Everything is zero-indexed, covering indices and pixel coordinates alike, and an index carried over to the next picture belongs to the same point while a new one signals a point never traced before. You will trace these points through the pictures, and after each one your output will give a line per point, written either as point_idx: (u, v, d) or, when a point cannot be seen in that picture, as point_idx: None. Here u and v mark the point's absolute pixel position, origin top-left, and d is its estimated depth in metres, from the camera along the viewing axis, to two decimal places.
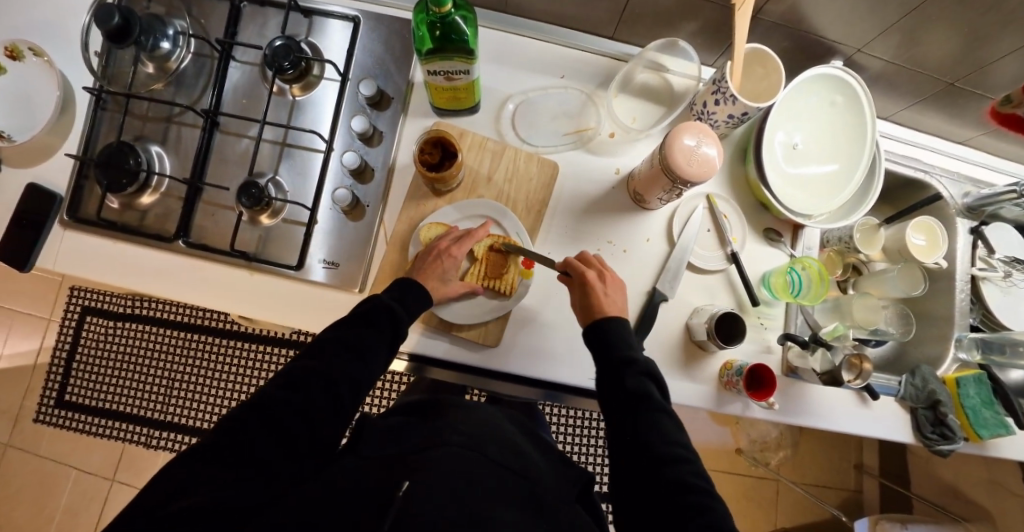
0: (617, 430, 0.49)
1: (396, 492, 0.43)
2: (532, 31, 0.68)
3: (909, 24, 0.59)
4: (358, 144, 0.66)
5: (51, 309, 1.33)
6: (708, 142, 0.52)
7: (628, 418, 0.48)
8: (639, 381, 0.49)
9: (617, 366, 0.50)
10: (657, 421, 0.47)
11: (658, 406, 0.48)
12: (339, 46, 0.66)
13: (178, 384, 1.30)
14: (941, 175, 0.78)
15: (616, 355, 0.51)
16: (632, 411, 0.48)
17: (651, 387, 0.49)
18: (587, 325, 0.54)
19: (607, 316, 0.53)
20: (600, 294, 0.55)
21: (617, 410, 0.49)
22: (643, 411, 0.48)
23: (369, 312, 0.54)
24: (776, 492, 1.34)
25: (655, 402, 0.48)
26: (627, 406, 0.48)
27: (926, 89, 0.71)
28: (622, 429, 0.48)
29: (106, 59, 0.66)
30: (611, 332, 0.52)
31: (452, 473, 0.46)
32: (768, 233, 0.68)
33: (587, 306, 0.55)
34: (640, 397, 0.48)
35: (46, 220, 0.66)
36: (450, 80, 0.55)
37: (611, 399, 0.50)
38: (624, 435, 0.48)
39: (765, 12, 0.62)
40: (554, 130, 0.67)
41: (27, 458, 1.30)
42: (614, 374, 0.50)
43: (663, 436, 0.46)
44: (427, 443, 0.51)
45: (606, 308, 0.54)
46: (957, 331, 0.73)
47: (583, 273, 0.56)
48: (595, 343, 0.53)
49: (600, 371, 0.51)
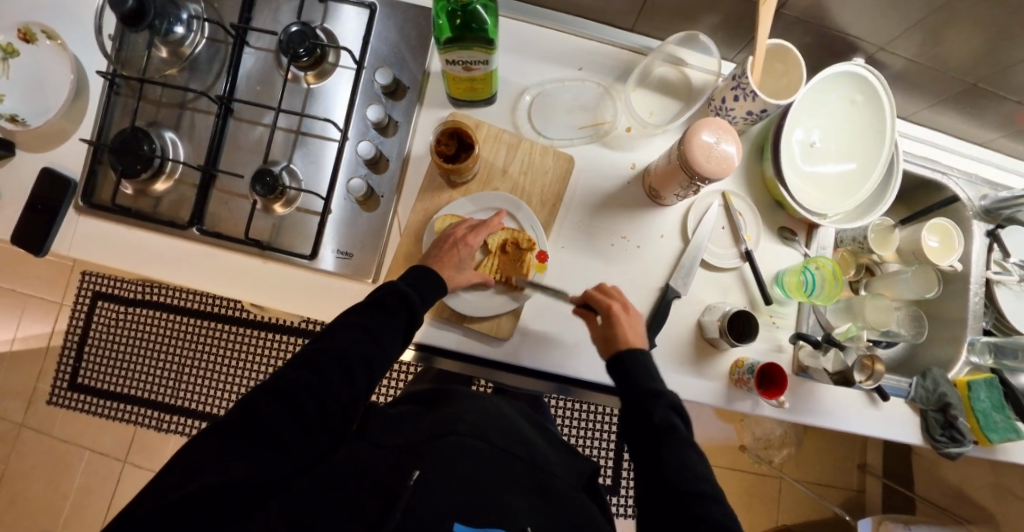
0: (644, 464, 0.48)
1: (406, 481, 0.42)
2: (549, 22, 0.67)
3: (933, 23, 0.58)
4: (372, 134, 0.65)
5: (62, 293, 1.35)
6: (727, 139, 0.52)
7: (655, 453, 0.47)
8: (667, 414, 0.48)
9: (644, 398, 0.49)
10: (684, 454, 0.47)
11: (684, 438, 0.47)
12: (354, 33, 0.65)
13: (187, 370, 1.31)
14: (958, 176, 0.77)
15: (641, 386, 0.50)
16: (657, 444, 0.47)
17: (677, 420, 0.48)
18: (610, 357, 0.53)
19: (630, 348, 0.53)
20: (624, 325, 0.54)
21: (643, 443, 0.48)
22: (668, 444, 0.47)
23: (382, 297, 0.54)
24: (778, 489, 1.35)
25: (682, 435, 0.48)
26: (653, 439, 0.48)
27: (947, 89, 0.70)
28: (647, 463, 0.48)
29: (120, 43, 0.66)
30: (635, 363, 0.51)
31: (456, 463, 0.46)
32: (783, 232, 0.68)
33: (608, 338, 0.55)
34: (666, 431, 0.47)
35: (62, 204, 0.66)
36: (468, 71, 0.55)
37: (636, 432, 0.49)
38: (650, 469, 0.47)
39: (788, 7, 0.61)
40: (569, 123, 0.67)
41: (40, 439, 1.32)
42: (641, 406, 0.49)
43: (692, 472, 0.46)
44: (436, 432, 0.50)
45: (629, 339, 0.54)
46: (970, 334, 0.72)
47: (607, 305, 0.56)
48: (618, 375, 0.52)
49: (625, 403, 0.51)
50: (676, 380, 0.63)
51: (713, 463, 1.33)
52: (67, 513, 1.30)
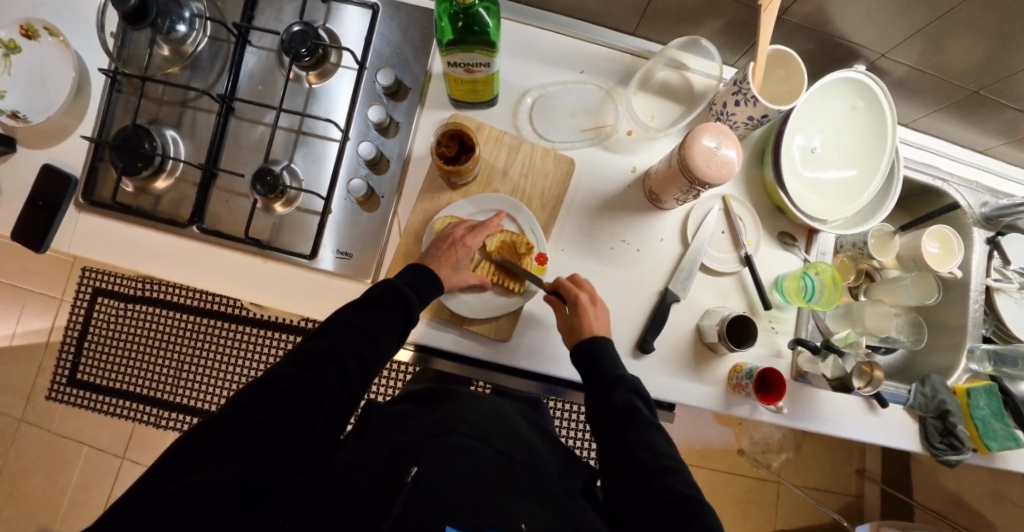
0: (608, 445, 0.50)
1: (405, 479, 0.43)
2: (551, 25, 0.67)
3: (935, 31, 0.58)
4: (373, 134, 0.65)
5: (62, 289, 1.35)
6: (728, 144, 0.51)
7: (618, 434, 0.49)
8: (628, 398, 0.50)
9: (606, 383, 0.51)
10: (645, 435, 0.48)
11: (646, 420, 0.49)
12: (356, 33, 0.66)
13: (186, 367, 1.31)
14: (959, 183, 0.77)
15: (603, 372, 0.52)
16: (620, 427, 0.49)
17: (638, 402, 0.50)
18: (574, 346, 0.55)
19: (593, 337, 0.54)
20: (589, 316, 0.55)
21: (606, 427, 0.50)
22: (631, 426, 0.49)
23: (378, 295, 0.54)
24: (776, 494, 1.35)
25: (644, 417, 0.49)
26: (616, 422, 0.50)
27: (948, 97, 0.70)
28: (611, 442, 0.50)
29: (121, 40, 0.66)
30: (598, 350, 0.53)
31: (454, 462, 0.46)
32: (783, 237, 0.68)
33: (572, 327, 0.56)
34: (628, 413, 0.49)
35: (62, 201, 0.66)
36: (470, 73, 0.55)
37: (600, 416, 0.52)
38: (615, 449, 0.49)
39: (790, 13, 0.61)
40: (571, 126, 0.67)
41: (39, 434, 1.32)
42: (603, 391, 0.51)
43: (651, 449, 0.48)
44: (435, 430, 0.50)
45: (593, 329, 0.55)
46: (969, 341, 0.72)
47: (575, 295, 0.56)
48: (582, 362, 0.54)
49: (589, 388, 0.53)
50: (674, 383, 0.63)
51: (711, 467, 1.32)
52: (65, 508, 1.30)
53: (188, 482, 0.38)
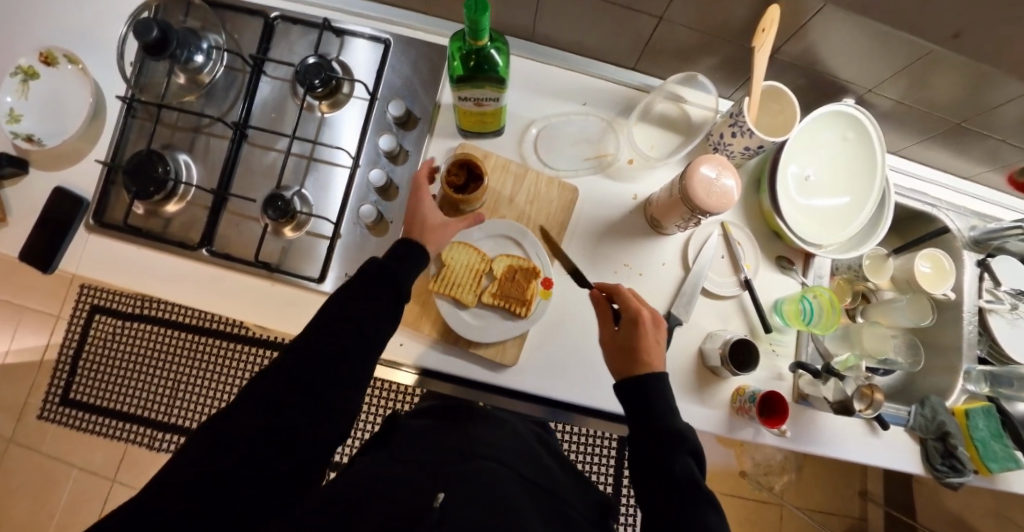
0: (658, 519, 0.44)
1: (432, 502, 0.41)
2: (553, 60, 0.71)
3: (917, 70, 0.62)
4: (383, 162, 0.67)
5: (60, 305, 1.35)
6: (727, 174, 0.54)
7: (671, 509, 0.43)
8: (686, 464, 0.44)
9: (665, 446, 0.45)
10: (703, 515, 0.42)
11: (705, 495, 0.43)
12: (367, 65, 0.68)
13: (183, 387, 1.30)
14: (948, 209, 0.80)
15: (660, 425, 0.46)
16: (676, 500, 0.43)
17: (696, 470, 0.45)
18: (625, 377, 0.49)
19: (651, 370, 0.49)
20: (648, 339, 0.50)
21: (658, 494, 0.44)
22: (691, 501, 0.43)
23: (376, 309, 0.51)
24: (779, 517, 1.33)
25: (704, 492, 0.43)
26: (671, 489, 0.44)
27: (933, 128, 0.74)
28: (662, 512, 0.44)
29: (140, 69, 0.69)
30: (656, 389, 0.48)
31: (473, 476, 0.47)
32: (781, 261, 0.70)
33: (628, 348, 0.51)
34: (688, 487, 0.43)
35: (73, 222, 0.67)
36: (479, 107, 0.57)
37: (653, 479, 0.45)
38: (664, 521, 0.43)
39: (781, 52, 0.64)
40: (574, 155, 0.69)
41: (28, 455, 1.30)
42: (660, 449, 0.45)
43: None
44: (460, 452, 0.51)
45: (652, 357, 0.50)
46: (965, 363, 0.74)
47: (636, 312, 0.52)
48: (632, 397, 0.48)
49: (642, 441, 0.47)
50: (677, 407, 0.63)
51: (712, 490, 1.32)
52: None
53: (183, 507, 0.38)
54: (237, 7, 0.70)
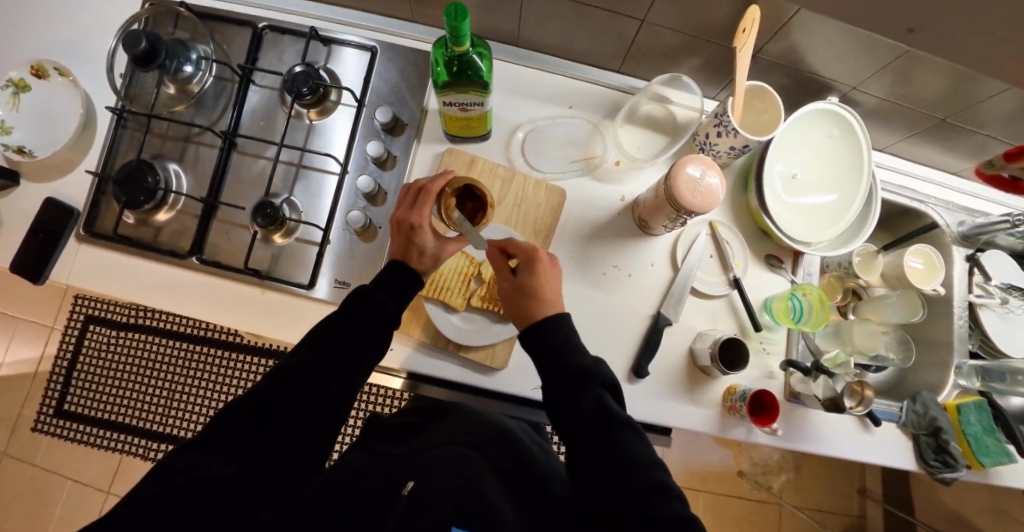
0: (580, 454, 0.46)
1: (400, 491, 0.44)
2: (539, 64, 0.71)
3: (899, 66, 0.62)
4: (371, 167, 0.67)
5: (53, 316, 1.35)
6: (712, 173, 0.54)
7: (592, 442, 0.45)
8: (594, 395, 0.47)
9: (574, 385, 0.48)
10: (621, 438, 0.45)
11: (619, 419, 0.46)
12: (355, 73, 0.69)
13: (177, 397, 1.29)
14: (936, 204, 0.80)
15: (564, 365, 0.49)
16: (594, 432, 0.45)
17: (608, 399, 0.47)
18: (529, 324, 0.52)
19: (551, 313, 0.51)
20: (547, 284, 0.53)
21: (577, 433, 0.46)
22: (609, 429, 0.45)
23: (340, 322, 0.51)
24: (778, 517, 1.33)
25: (617, 417, 0.46)
26: (589, 425, 0.46)
27: (919, 125, 0.74)
28: (584, 449, 0.46)
29: (130, 80, 0.69)
30: (556, 331, 0.50)
31: (454, 468, 0.47)
32: (769, 259, 0.70)
33: (529, 290, 0.53)
34: (600, 417, 0.46)
35: (63, 233, 0.67)
36: (464, 111, 0.58)
37: (570, 422, 0.47)
38: (589, 458, 0.45)
39: (765, 52, 0.65)
40: (561, 157, 0.70)
41: (23, 468, 1.30)
42: (567, 389, 0.48)
43: (628, 456, 0.44)
44: (435, 442, 0.51)
45: (549, 299, 0.53)
46: (956, 358, 0.74)
47: (533, 253, 0.54)
48: (533, 344, 0.51)
49: (552, 388, 0.49)
50: (667, 407, 0.63)
51: (711, 490, 1.32)
52: None
53: (172, 512, 0.38)
54: (225, 18, 0.70)
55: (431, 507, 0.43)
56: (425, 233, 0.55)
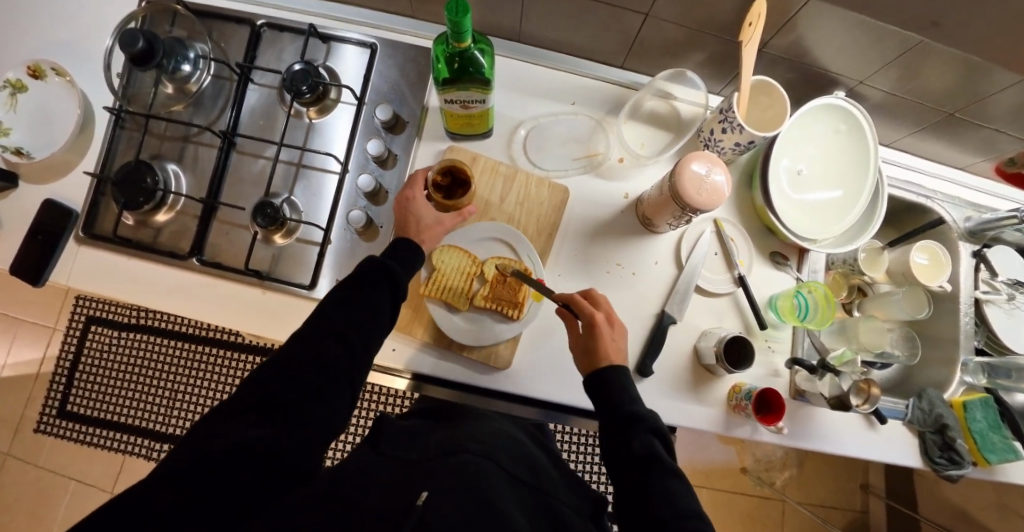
0: (628, 499, 0.46)
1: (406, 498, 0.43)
2: (541, 59, 0.70)
3: (907, 60, 0.61)
4: (372, 166, 0.67)
5: (55, 317, 1.35)
6: (717, 170, 0.53)
7: (638, 484, 0.45)
8: (646, 441, 0.46)
9: (625, 428, 0.47)
10: (667, 485, 0.44)
11: (667, 468, 0.45)
12: (355, 70, 0.68)
13: (180, 397, 1.29)
14: (942, 200, 0.80)
15: (619, 408, 0.49)
16: (641, 474, 0.45)
17: (659, 447, 0.46)
18: (589, 374, 0.52)
19: (611, 365, 0.51)
20: (605, 339, 0.52)
21: (626, 473, 0.46)
22: (653, 473, 0.45)
23: (339, 329, 0.49)
24: (781, 513, 1.33)
25: (666, 464, 0.45)
26: (636, 468, 0.46)
27: (925, 119, 0.73)
28: (630, 489, 0.46)
29: (127, 80, 0.68)
30: (617, 381, 0.50)
31: (460, 470, 0.46)
32: (774, 256, 0.69)
33: (592, 349, 0.53)
34: (648, 461, 0.45)
35: (62, 234, 0.67)
36: (465, 109, 0.57)
37: (618, 462, 0.47)
38: (633, 501, 0.45)
39: (770, 46, 0.64)
40: (563, 155, 0.69)
41: (27, 469, 1.30)
42: (621, 431, 0.47)
43: (675, 505, 0.43)
44: (443, 450, 0.50)
45: (610, 355, 0.52)
46: (962, 354, 0.73)
47: (590, 314, 0.53)
48: (596, 391, 0.51)
49: (606, 428, 0.49)
50: (672, 406, 0.63)
51: (714, 487, 1.32)
52: None
53: (171, 499, 0.37)
54: (223, 16, 0.69)
55: (441, 509, 0.40)
56: (417, 204, 0.59)
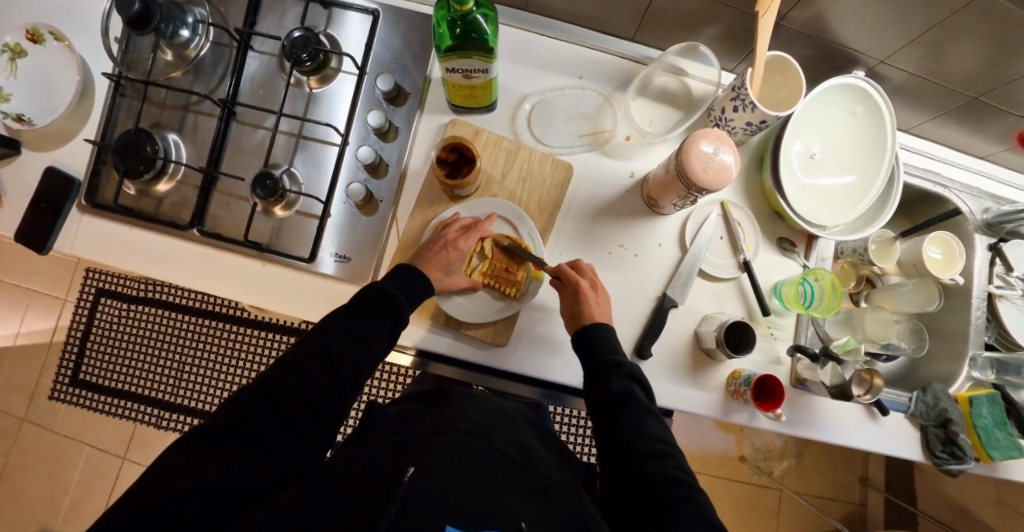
0: (604, 431, 0.52)
1: (402, 475, 0.42)
2: (549, 31, 0.68)
3: (933, 38, 0.58)
4: (372, 139, 0.66)
5: (65, 289, 1.36)
6: (725, 149, 0.51)
7: (614, 418, 0.51)
8: (624, 383, 0.51)
9: (602, 371, 0.52)
10: (641, 419, 0.50)
11: (641, 406, 0.51)
12: (357, 39, 0.66)
13: (187, 368, 1.31)
14: (961, 190, 0.77)
15: (600, 357, 0.53)
16: (616, 412, 0.51)
17: (635, 388, 0.52)
18: (576, 331, 0.55)
19: (595, 323, 0.55)
20: (590, 302, 0.56)
21: (604, 411, 0.52)
22: (628, 410, 0.50)
23: (370, 298, 0.54)
24: (778, 500, 1.34)
25: (640, 402, 0.51)
26: (613, 406, 0.51)
27: (948, 104, 0.70)
28: (608, 426, 0.51)
29: (126, 45, 0.66)
30: (598, 337, 0.54)
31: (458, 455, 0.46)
32: (782, 242, 0.68)
33: (578, 312, 0.56)
34: (625, 400, 0.51)
35: (64, 203, 0.66)
36: (468, 78, 0.56)
37: (598, 403, 0.53)
38: (611, 437, 0.51)
39: (788, 20, 0.61)
40: (570, 131, 0.67)
41: (41, 434, 1.33)
42: (600, 377, 0.52)
43: (647, 435, 0.49)
44: (437, 430, 0.50)
45: (595, 316, 0.56)
46: (971, 349, 0.71)
47: (576, 281, 0.57)
48: (582, 347, 0.55)
49: (587, 375, 0.54)
50: (670, 391, 0.62)
51: (712, 474, 1.32)
52: (65, 509, 1.30)
53: (170, 493, 0.38)
54: None
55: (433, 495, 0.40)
56: (455, 249, 0.60)
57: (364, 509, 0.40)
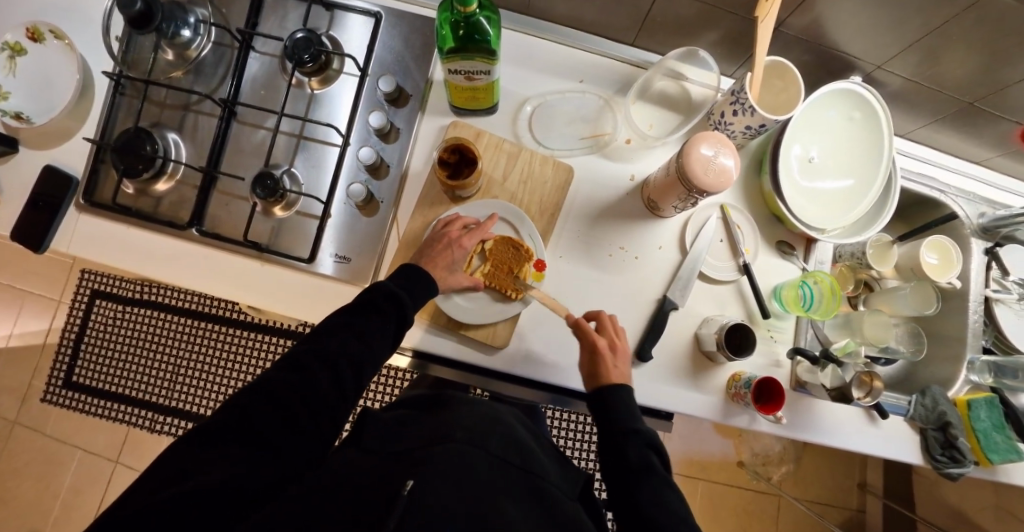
0: (621, 503, 0.49)
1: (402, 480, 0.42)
2: (549, 34, 0.68)
3: (930, 44, 0.59)
4: (373, 140, 0.66)
5: (60, 290, 1.35)
6: (726, 152, 0.52)
7: (631, 491, 0.49)
8: (641, 452, 0.50)
9: (618, 434, 0.51)
10: (660, 493, 0.48)
11: (660, 477, 0.49)
12: (359, 40, 0.66)
13: (183, 371, 1.30)
14: (956, 195, 0.78)
15: (617, 424, 0.51)
16: (633, 483, 0.49)
17: (654, 458, 0.50)
18: (591, 391, 0.54)
19: (610, 385, 0.53)
20: (608, 366, 0.54)
21: (621, 481, 0.50)
22: (646, 481, 0.48)
23: (376, 298, 0.54)
24: (777, 506, 1.33)
25: (658, 474, 0.49)
26: (630, 477, 0.49)
27: (944, 109, 0.71)
28: (626, 498, 0.49)
29: (127, 45, 0.66)
30: (616, 399, 0.52)
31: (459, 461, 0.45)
32: (781, 245, 0.68)
33: (593, 373, 0.55)
34: (642, 469, 0.49)
35: (62, 202, 0.66)
36: (470, 80, 0.56)
37: (613, 472, 0.51)
38: (629, 512, 0.48)
39: (786, 25, 0.62)
40: (570, 134, 0.67)
41: (32, 437, 1.31)
42: (615, 444, 0.51)
43: (669, 510, 0.47)
44: (434, 438, 0.49)
45: (612, 379, 0.54)
46: (969, 353, 0.72)
47: (593, 342, 0.55)
48: (599, 411, 0.53)
49: (601, 440, 0.52)
50: (670, 393, 0.62)
51: (711, 480, 1.32)
52: (55, 514, 1.28)
53: (165, 493, 0.37)
54: None
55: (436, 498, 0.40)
56: (455, 248, 0.60)
57: (367, 512, 0.39)
